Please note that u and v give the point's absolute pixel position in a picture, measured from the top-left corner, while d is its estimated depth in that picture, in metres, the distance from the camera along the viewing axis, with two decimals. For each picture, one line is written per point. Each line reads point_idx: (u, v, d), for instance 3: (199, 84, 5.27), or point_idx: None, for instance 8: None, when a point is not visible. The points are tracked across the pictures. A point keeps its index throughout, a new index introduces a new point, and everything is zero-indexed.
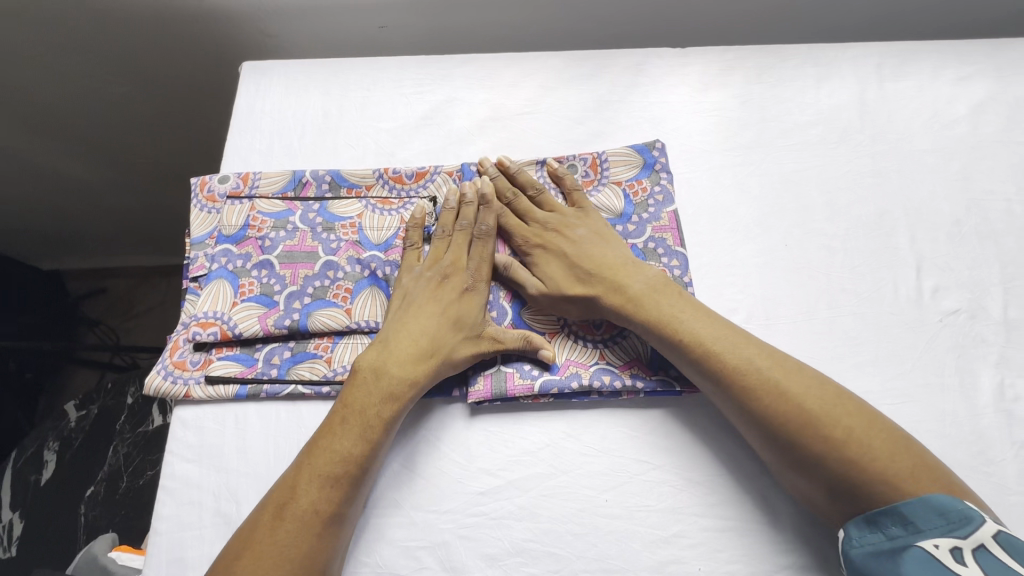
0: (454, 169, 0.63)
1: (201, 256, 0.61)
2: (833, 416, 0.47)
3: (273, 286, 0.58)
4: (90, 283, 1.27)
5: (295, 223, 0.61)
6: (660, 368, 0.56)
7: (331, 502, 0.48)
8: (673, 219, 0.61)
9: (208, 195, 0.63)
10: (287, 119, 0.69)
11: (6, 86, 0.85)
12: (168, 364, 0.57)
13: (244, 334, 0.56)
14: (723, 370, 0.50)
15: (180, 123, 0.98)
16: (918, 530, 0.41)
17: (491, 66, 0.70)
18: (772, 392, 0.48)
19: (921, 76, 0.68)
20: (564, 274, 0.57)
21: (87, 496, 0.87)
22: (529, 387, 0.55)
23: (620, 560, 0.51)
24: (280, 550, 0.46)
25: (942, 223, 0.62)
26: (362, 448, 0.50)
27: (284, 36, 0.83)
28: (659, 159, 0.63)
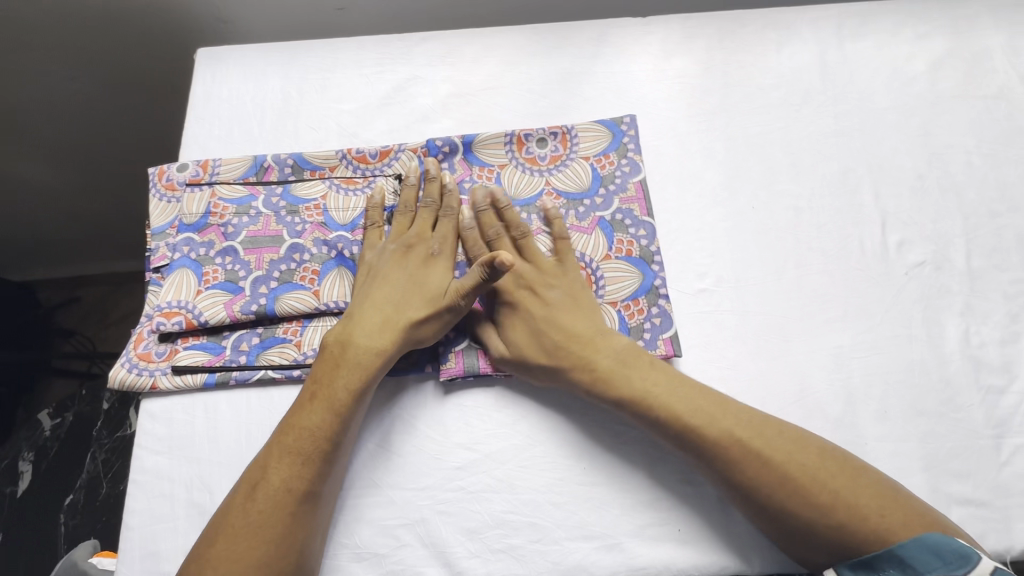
0: (419, 146, 0.62)
1: (162, 247, 0.60)
2: (819, 479, 0.45)
3: (238, 272, 0.57)
4: (62, 292, 1.24)
5: (258, 208, 0.60)
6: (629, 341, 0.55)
7: (303, 480, 0.48)
8: (641, 189, 0.60)
9: (167, 184, 0.62)
10: (246, 105, 0.68)
11: None
12: (133, 356, 0.56)
13: (210, 321, 0.55)
14: (701, 442, 0.48)
15: (141, 119, 0.96)
16: (918, 572, 0.41)
17: (452, 43, 0.70)
18: (755, 461, 0.47)
19: (879, 35, 0.69)
20: (528, 343, 0.54)
21: (67, 505, 0.85)
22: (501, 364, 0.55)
23: (601, 526, 0.51)
24: (248, 528, 0.45)
25: (905, 178, 0.63)
26: (330, 421, 0.50)
27: (240, 22, 0.82)
28: (627, 132, 0.62)
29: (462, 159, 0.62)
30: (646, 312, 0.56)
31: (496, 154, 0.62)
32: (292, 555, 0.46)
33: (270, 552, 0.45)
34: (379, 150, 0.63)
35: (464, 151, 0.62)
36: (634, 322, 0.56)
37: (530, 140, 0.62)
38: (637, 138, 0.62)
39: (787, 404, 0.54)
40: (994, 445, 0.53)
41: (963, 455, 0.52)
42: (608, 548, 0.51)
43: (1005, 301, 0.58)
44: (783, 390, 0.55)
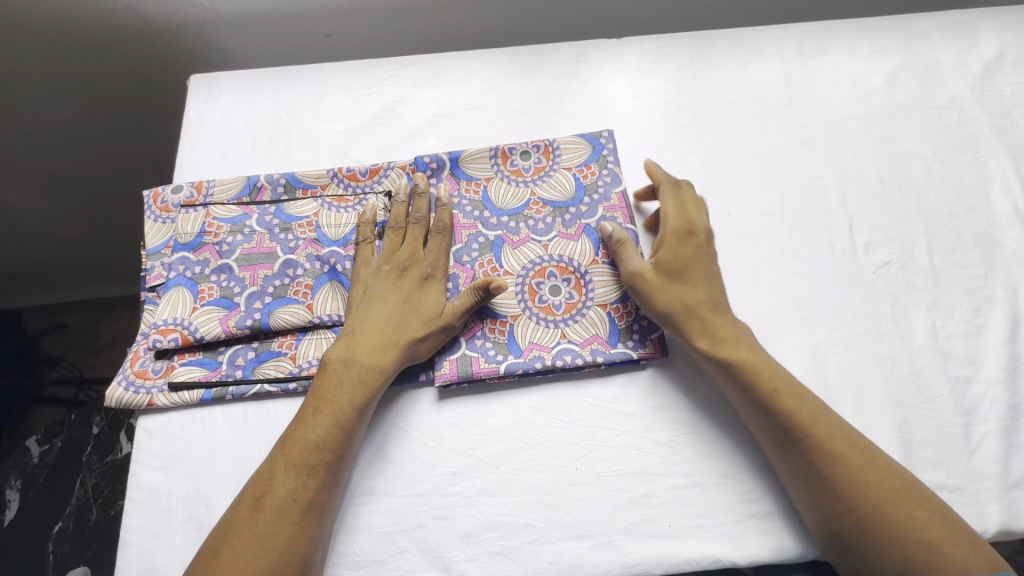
0: (408, 163, 0.65)
1: (158, 266, 0.61)
2: (915, 497, 0.47)
3: (233, 288, 0.59)
4: (48, 319, 1.23)
5: (252, 227, 0.61)
6: (619, 342, 0.58)
7: (307, 490, 0.49)
8: (623, 198, 0.63)
9: (162, 206, 0.63)
10: (239, 127, 0.70)
11: None
12: (130, 374, 0.57)
13: (206, 337, 0.56)
14: (813, 430, 0.50)
15: (136, 144, 0.98)
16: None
17: (437, 66, 0.73)
18: (856, 459, 0.49)
19: (838, 51, 0.73)
20: (666, 285, 0.56)
21: (55, 533, 0.84)
22: (494, 369, 0.56)
23: (594, 525, 0.53)
24: (259, 540, 0.46)
25: (869, 183, 0.67)
26: (334, 434, 0.51)
27: (230, 48, 0.85)
28: (606, 145, 0.65)
29: (449, 173, 0.64)
30: (634, 314, 0.59)
31: (482, 169, 0.64)
32: (296, 565, 0.46)
33: (277, 562, 0.46)
34: (370, 168, 0.65)
35: (451, 166, 0.65)
36: (623, 324, 0.58)
37: (514, 154, 0.65)
38: (616, 150, 0.65)
39: None
40: (964, 433, 0.55)
41: (936, 444, 0.55)
42: (602, 546, 0.52)
43: (967, 296, 0.61)
44: None
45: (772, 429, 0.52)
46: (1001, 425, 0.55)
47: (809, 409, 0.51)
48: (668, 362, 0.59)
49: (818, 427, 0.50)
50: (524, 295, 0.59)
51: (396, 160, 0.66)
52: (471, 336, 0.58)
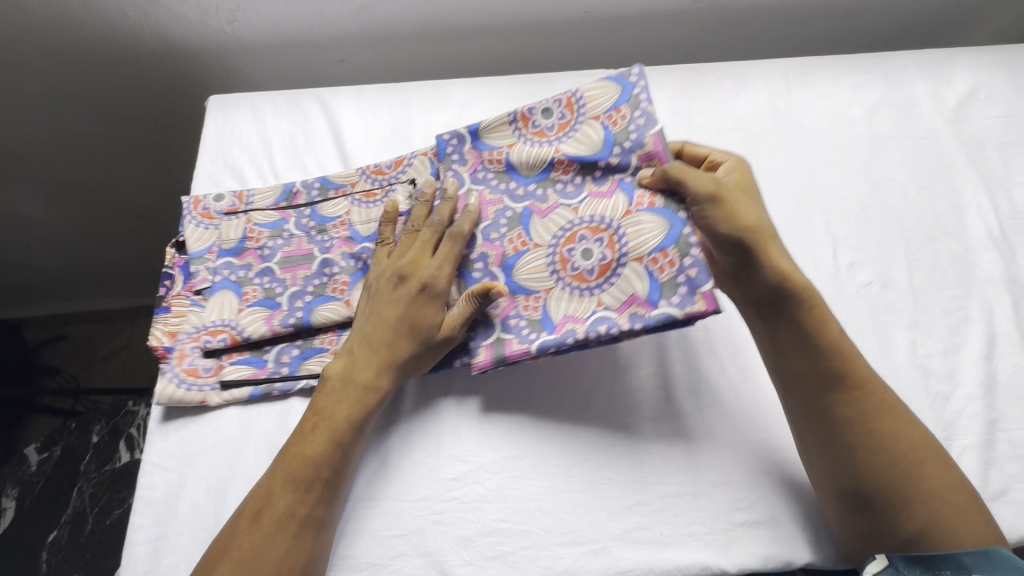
0: (429, 149, 0.65)
1: (201, 270, 0.63)
2: (944, 463, 0.51)
3: (276, 289, 0.61)
4: (50, 330, 1.26)
5: (290, 231, 0.64)
6: (661, 300, 0.53)
7: (305, 504, 0.51)
8: (658, 140, 0.58)
9: (203, 212, 0.66)
10: (254, 145, 0.74)
11: None
12: (179, 372, 0.59)
13: (253, 336, 0.59)
14: (863, 383, 0.53)
15: (156, 161, 1.02)
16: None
17: (444, 92, 0.77)
18: (895, 417, 0.52)
19: (821, 85, 0.78)
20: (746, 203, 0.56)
21: (50, 541, 0.84)
22: (526, 350, 0.54)
23: (589, 532, 0.54)
24: (250, 555, 0.49)
25: (851, 208, 0.70)
26: (331, 451, 0.53)
27: (247, 71, 0.89)
28: (637, 84, 0.61)
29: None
30: (677, 265, 0.54)
31: (503, 137, 0.63)
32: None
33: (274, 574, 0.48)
34: (394, 161, 0.67)
35: (472, 140, 0.63)
36: (666, 276, 0.54)
37: (535, 114, 0.63)
38: (647, 89, 0.60)
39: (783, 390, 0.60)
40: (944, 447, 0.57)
41: None
42: (595, 552, 0.53)
43: (946, 315, 0.64)
44: (752, 398, 0.60)
45: (832, 377, 0.53)
46: (980, 439, 0.58)
47: (861, 365, 0.54)
48: (663, 374, 0.61)
49: (870, 382, 0.53)
50: (555, 266, 0.57)
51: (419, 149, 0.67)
52: (506, 317, 0.57)
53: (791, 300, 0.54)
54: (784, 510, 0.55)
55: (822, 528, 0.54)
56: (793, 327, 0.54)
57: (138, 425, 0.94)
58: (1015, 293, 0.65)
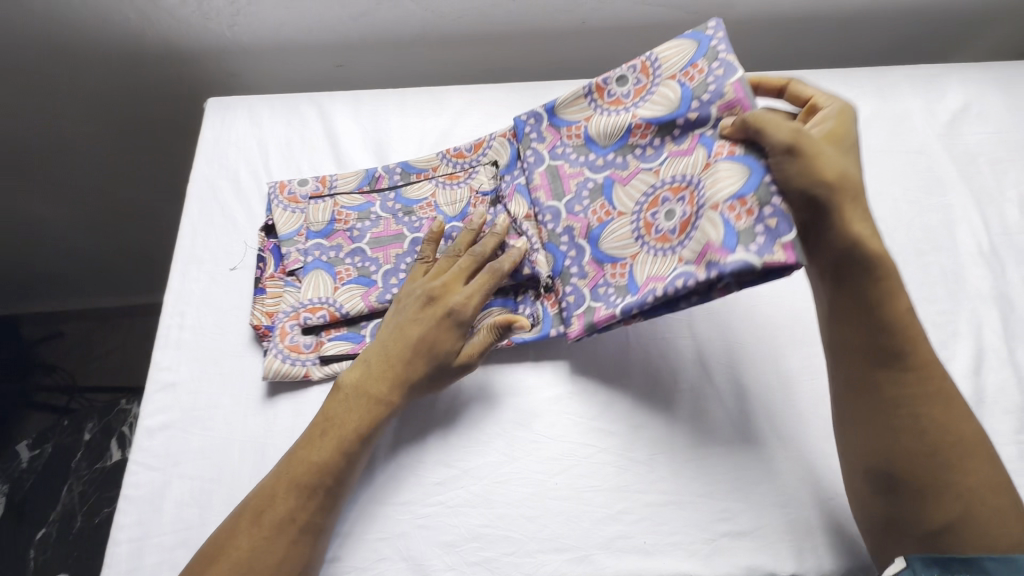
0: (508, 130, 0.68)
1: (293, 251, 0.64)
2: (988, 458, 0.50)
3: (369, 267, 0.63)
4: (47, 327, 1.27)
5: (377, 213, 0.66)
6: (738, 246, 0.48)
7: (307, 510, 0.51)
8: (741, 87, 0.54)
9: (290, 197, 0.68)
10: (251, 147, 0.74)
11: None
12: (282, 348, 0.60)
13: (351, 312, 0.60)
14: (923, 366, 0.50)
15: (157, 163, 1.03)
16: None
17: (440, 98, 0.78)
18: (947, 404, 0.50)
19: None
20: (833, 153, 0.49)
21: (38, 539, 0.84)
22: (612, 314, 0.55)
23: (572, 539, 0.54)
24: (246, 557, 0.49)
25: None
26: (337, 461, 0.53)
27: (247, 75, 0.90)
28: (715, 35, 0.57)
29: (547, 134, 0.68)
30: (756, 213, 0.49)
31: (580, 111, 0.63)
32: None
33: None
34: (473, 144, 0.70)
35: (548, 117, 0.65)
36: (743, 225, 0.49)
37: (610, 84, 0.62)
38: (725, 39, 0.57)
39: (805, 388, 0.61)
40: None
41: None
42: (578, 560, 0.53)
43: (935, 329, 0.64)
44: (739, 408, 0.60)
45: (892, 356, 0.50)
46: None
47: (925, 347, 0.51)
48: (650, 382, 0.61)
49: (929, 367, 0.50)
50: (639, 232, 0.57)
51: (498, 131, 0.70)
52: (595, 286, 0.58)
53: (862, 267, 0.49)
54: (769, 521, 0.55)
55: (806, 540, 0.54)
56: (858, 298, 0.50)
57: (130, 423, 0.94)
58: (1003, 308, 0.65)
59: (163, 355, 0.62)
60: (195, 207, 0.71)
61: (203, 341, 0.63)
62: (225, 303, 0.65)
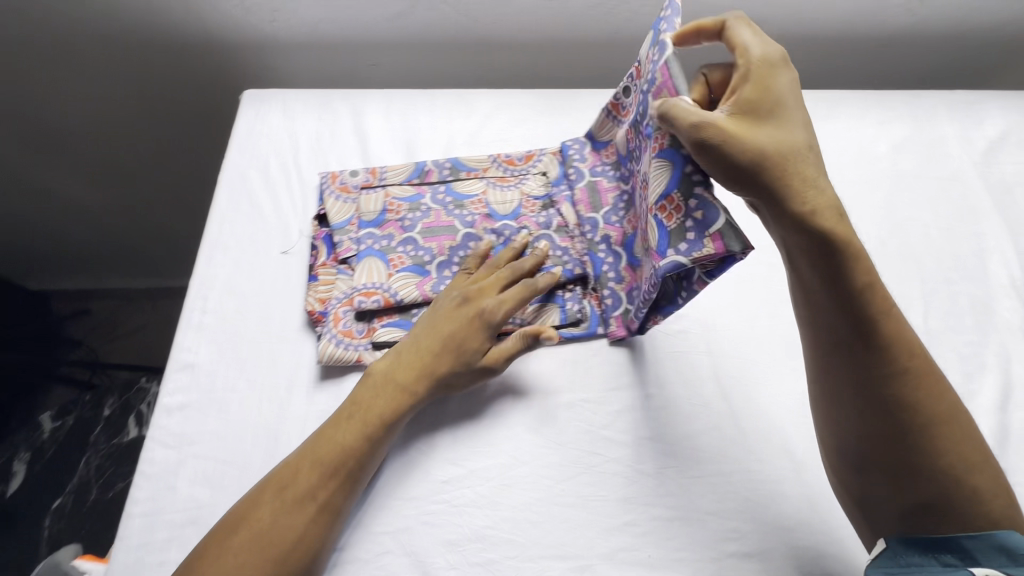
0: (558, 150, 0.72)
1: (345, 240, 0.66)
2: (967, 433, 0.48)
3: (423, 257, 0.65)
4: (75, 304, 1.31)
5: (428, 205, 0.68)
6: (669, 247, 0.50)
7: (329, 491, 0.52)
8: (665, 69, 0.51)
9: (341, 186, 0.70)
10: (283, 139, 0.76)
11: (34, 114, 0.95)
12: (336, 333, 0.62)
13: (405, 300, 0.63)
14: (888, 341, 0.47)
15: (192, 150, 1.06)
16: (974, 560, 0.46)
17: (470, 101, 0.79)
18: (916, 381, 0.48)
19: (847, 119, 0.78)
20: (751, 128, 0.46)
21: (54, 508, 0.87)
22: (634, 319, 0.60)
23: (575, 547, 0.54)
24: (268, 529, 0.50)
25: (869, 244, 0.69)
26: (363, 444, 0.54)
27: (282, 68, 0.91)
28: (665, 19, 0.54)
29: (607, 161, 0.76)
30: (683, 209, 0.49)
31: (608, 131, 0.68)
32: (304, 559, 0.50)
33: (286, 554, 0.49)
34: (525, 154, 0.73)
35: (591, 143, 0.70)
36: (674, 224, 0.50)
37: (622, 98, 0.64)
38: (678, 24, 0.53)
39: None
40: None
41: None
42: (580, 569, 0.53)
43: (960, 361, 0.63)
44: (752, 428, 0.59)
45: (854, 336, 0.47)
46: None
47: (895, 316, 0.48)
48: (663, 395, 0.61)
49: (894, 344, 0.47)
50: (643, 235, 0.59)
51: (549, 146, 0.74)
52: (629, 289, 0.61)
53: (816, 240, 0.46)
54: (777, 544, 0.54)
55: (814, 567, 0.53)
56: (813, 271, 0.47)
57: (147, 402, 0.96)
58: None
59: (184, 336, 0.64)
60: (225, 195, 0.72)
61: (224, 324, 0.65)
62: (247, 289, 0.67)
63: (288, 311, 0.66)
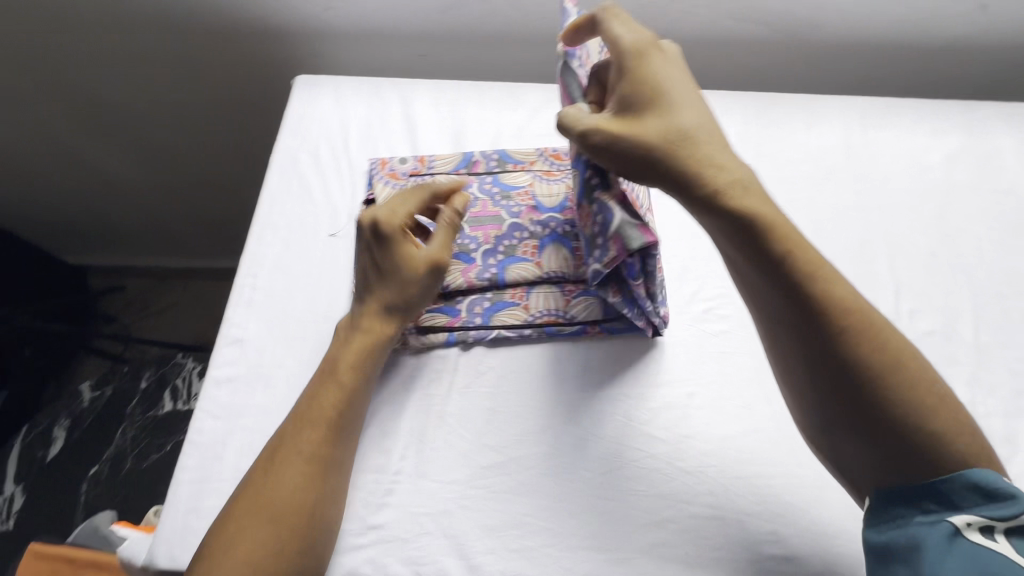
0: None
1: None
2: (922, 382, 0.46)
3: (469, 245, 0.65)
4: (109, 281, 1.36)
5: (475, 195, 0.69)
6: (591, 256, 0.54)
7: (316, 445, 0.53)
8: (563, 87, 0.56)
9: (390, 172, 0.71)
10: (333, 124, 0.78)
11: (88, 91, 0.98)
12: None
13: (450, 286, 0.63)
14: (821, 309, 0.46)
15: (237, 135, 1.07)
16: (953, 506, 0.44)
17: (519, 95, 0.80)
18: (863, 340, 0.46)
19: (899, 127, 0.77)
20: (636, 121, 0.49)
21: (90, 475, 0.89)
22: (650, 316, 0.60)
23: (613, 540, 0.54)
24: (269, 484, 0.51)
25: (919, 254, 0.68)
26: (341, 396, 0.55)
27: (332, 57, 0.93)
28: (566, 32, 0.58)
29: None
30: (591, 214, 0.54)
31: None
32: (304, 514, 0.50)
33: (286, 509, 0.50)
34: None
35: None
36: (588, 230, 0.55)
37: None
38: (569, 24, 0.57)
39: None
40: None
41: None
42: (617, 561, 0.53)
43: (1011, 377, 0.62)
44: (794, 432, 0.59)
45: (784, 308, 0.47)
46: None
47: (831, 277, 0.48)
48: (705, 395, 0.60)
49: (825, 306, 0.46)
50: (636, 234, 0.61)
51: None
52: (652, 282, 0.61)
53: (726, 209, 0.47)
54: (817, 550, 0.54)
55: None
56: (734, 240, 0.48)
57: (183, 376, 0.98)
58: None
59: (234, 312, 0.65)
60: (276, 176, 0.74)
61: (273, 302, 0.66)
62: (296, 269, 0.68)
63: (334, 292, 0.67)
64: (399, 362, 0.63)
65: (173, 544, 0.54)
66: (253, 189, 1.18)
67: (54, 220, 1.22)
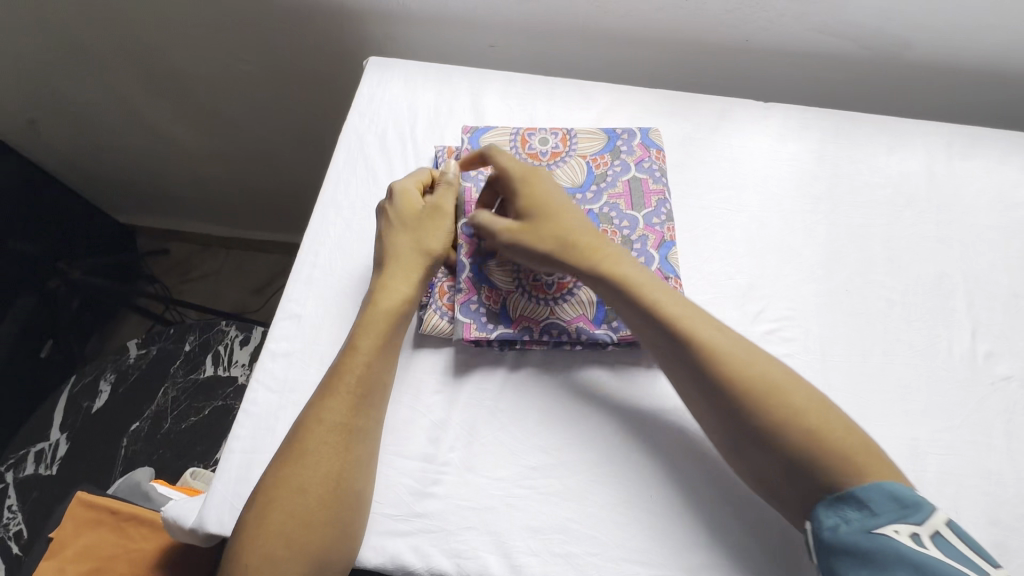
0: (659, 147, 0.69)
1: None
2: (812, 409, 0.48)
3: None
4: (156, 243, 1.40)
5: None
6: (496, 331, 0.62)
7: (350, 417, 0.53)
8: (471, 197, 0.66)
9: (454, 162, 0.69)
10: (401, 109, 0.77)
11: (159, 56, 0.97)
12: (440, 305, 0.62)
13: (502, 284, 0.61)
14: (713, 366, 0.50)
15: (299, 111, 1.08)
16: (873, 513, 0.43)
17: (590, 93, 0.78)
18: (760, 388, 0.48)
19: (988, 158, 0.73)
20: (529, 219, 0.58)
21: (131, 430, 0.92)
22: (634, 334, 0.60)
23: (661, 556, 0.53)
24: (307, 455, 0.51)
25: (1000, 294, 0.65)
26: (370, 368, 0.55)
27: (402, 41, 0.93)
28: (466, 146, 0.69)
29: (640, 143, 0.69)
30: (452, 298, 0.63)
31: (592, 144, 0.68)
32: (342, 487, 0.51)
33: (322, 480, 0.50)
34: (636, 147, 0.68)
35: (641, 136, 0.69)
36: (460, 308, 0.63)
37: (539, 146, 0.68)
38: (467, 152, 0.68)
39: (953, 458, 0.56)
40: None
41: None
42: None
43: None
44: None
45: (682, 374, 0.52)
46: None
47: (713, 332, 0.52)
48: None
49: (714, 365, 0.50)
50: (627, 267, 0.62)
51: (578, 144, 0.68)
52: None
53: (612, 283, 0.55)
54: None
55: None
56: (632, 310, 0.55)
57: (225, 343, 0.99)
58: None
59: (293, 288, 0.66)
60: (343, 156, 0.74)
61: (332, 281, 0.66)
62: (356, 250, 0.68)
63: None
64: (452, 354, 0.62)
65: (223, 510, 0.55)
66: (309, 165, 1.20)
67: (113, 176, 1.25)
